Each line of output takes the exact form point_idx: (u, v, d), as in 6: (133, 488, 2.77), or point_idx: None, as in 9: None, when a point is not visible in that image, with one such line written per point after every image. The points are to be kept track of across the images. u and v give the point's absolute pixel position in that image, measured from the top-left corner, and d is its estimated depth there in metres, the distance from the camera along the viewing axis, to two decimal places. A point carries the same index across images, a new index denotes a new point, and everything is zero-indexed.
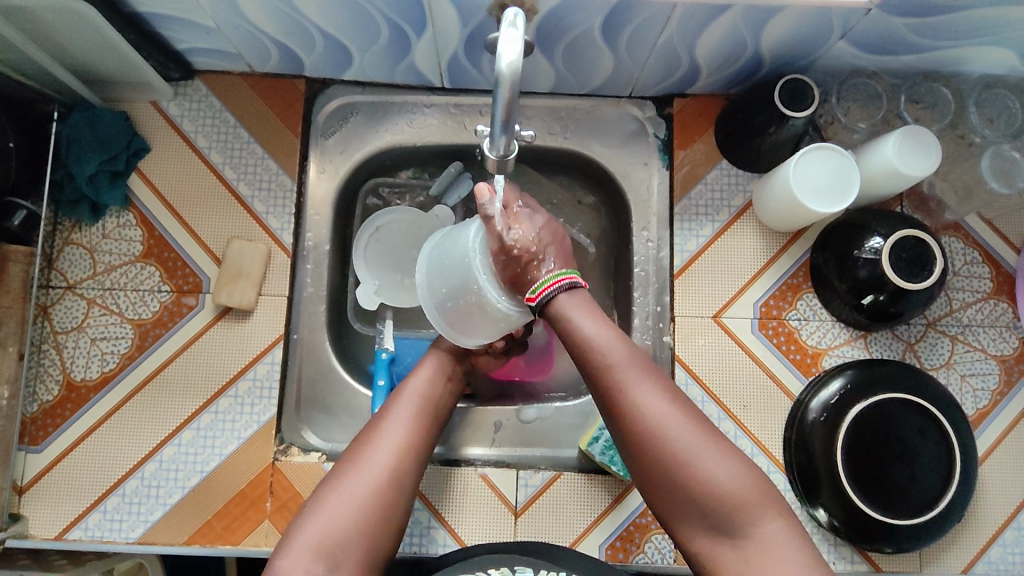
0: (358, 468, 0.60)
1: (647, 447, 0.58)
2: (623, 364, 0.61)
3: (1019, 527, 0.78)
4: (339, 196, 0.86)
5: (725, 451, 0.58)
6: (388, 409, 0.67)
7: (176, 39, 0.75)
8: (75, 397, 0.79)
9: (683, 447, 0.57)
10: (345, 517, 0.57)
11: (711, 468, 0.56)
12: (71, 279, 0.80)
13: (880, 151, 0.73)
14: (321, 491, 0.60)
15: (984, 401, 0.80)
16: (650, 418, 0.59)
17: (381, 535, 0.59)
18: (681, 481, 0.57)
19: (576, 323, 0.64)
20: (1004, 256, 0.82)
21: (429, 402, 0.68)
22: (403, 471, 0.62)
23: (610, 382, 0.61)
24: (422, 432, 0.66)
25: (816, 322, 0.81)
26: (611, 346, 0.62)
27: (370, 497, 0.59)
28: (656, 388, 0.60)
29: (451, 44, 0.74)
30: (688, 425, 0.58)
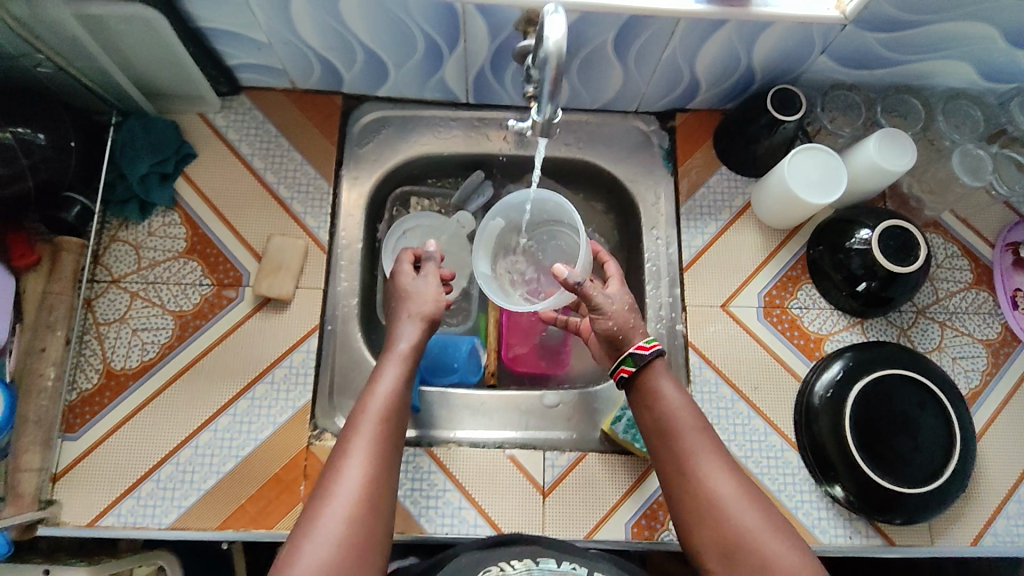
0: (332, 490, 0.59)
1: (710, 516, 0.61)
2: (696, 432, 0.67)
3: (1020, 500, 0.82)
4: (370, 199, 0.92)
5: (789, 538, 0.59)
6: (353, 429, 0.64)
7: (229, 55, 0.83)
8: (114, 385, 0.81)
9: (748, 522, 0.60)
10: (329, 556, 0.55)
11: (773, 545, 0.58)
12: (115, 273, 0.84)
13: (863, 151, 0.82)
14: (300, 529, 0.57)
15: (976, 381, 0.85)
16: (716, 488, 0.63)
17: (369, 570, 0.56)
18: (736, 552, 0.59)
19: (661, 392, 0.69)
20: (981, 250, 0.90)
21: (392, 415, 0.66)
22: (377, 490, 0.60)
23: (681, 450, 0.66)
24: (388, 449, 0.63)
25: (816, 310, 0.88)
26: (688, 419, 0.67)
27: (349, 531, 0.57)
28: (723, 464, 0.64)
29: (480, 59, 0.82)
30: (749, 500, 0.62)
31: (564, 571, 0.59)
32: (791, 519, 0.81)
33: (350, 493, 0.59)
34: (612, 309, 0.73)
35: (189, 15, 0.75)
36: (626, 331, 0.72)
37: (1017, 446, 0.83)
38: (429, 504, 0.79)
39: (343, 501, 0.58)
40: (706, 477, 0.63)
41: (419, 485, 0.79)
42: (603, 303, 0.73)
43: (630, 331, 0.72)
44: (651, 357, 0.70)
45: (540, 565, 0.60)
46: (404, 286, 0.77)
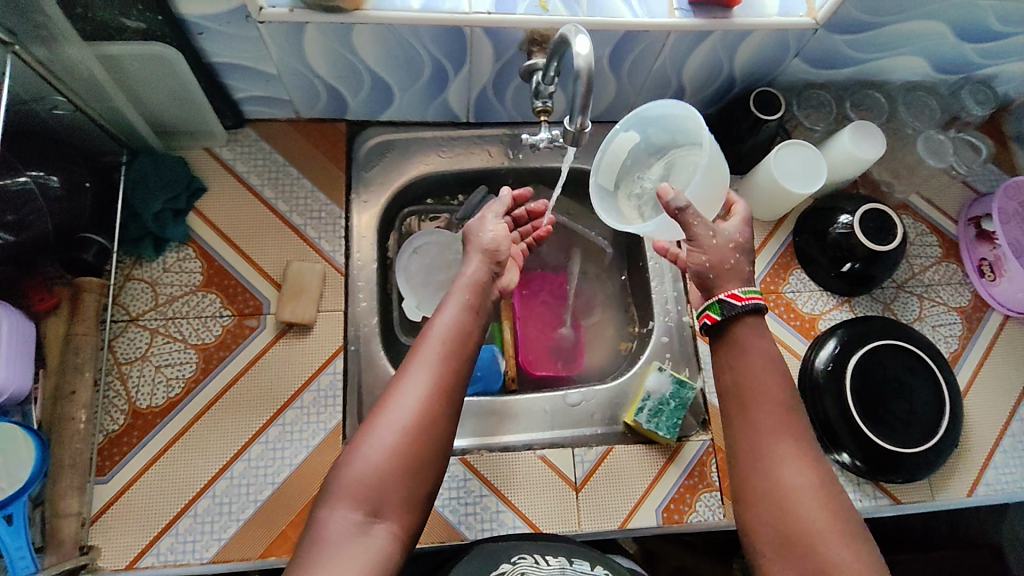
0: (392, 409, 0.61)
1: (774, 507, 0.59)
2: (778, 413, 0.63)
3: (1005, 450, 0.90)
4: (381, 219, 0.95)
5: (854, 539, 0.57)
6: (418, 348, 0.65)
7: (237, 88, 0.86)
8: (142, 423, 0.81)
9: (813, 517, 0.58)
10: (380, 463, 0.58)
11: (835, 546, 0.56)
12: (133, 312, 0.84)
13: (838, 141, 0.90)
14: (357, 435, 0.60)
15: (955, 345, 0.93)
16: (787, 478, 0.60)
17: (418, 481, 0.59)
18: (795, 547, 0.57)
19: (746, 361, 0.65)
20: (947, 227, 0.99)
21: (457, 337, 0.67)
22: (438, 413, 0.61)
23: (757, 429, 0.63)
24: (455, 367, 0.64)
25: (808, 293, 0.95)
26: (771, 399, 0.63)
27: (403, 443, 0.59)
28: (799, 454, 0.61)
29: (482, 79, 0.87)
30: (819, 494, 0.59)
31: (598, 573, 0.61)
32: None
33: (411, 408, 0.61)
34: (710, 244, 0.69)
35: (202, 51, 0.78)
36: (717, 271, 0.68)
37: (997, 401, 0.92)
38: (468, 511, 0.81)
39: (401, 415, 0.60)
40: (779, 463, 0.60)
41: (456, 492, 0.82)
42: (700, 234, 0.69)
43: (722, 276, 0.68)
44: (741, 308, 0.66)
45: (574, 566, 0.62)
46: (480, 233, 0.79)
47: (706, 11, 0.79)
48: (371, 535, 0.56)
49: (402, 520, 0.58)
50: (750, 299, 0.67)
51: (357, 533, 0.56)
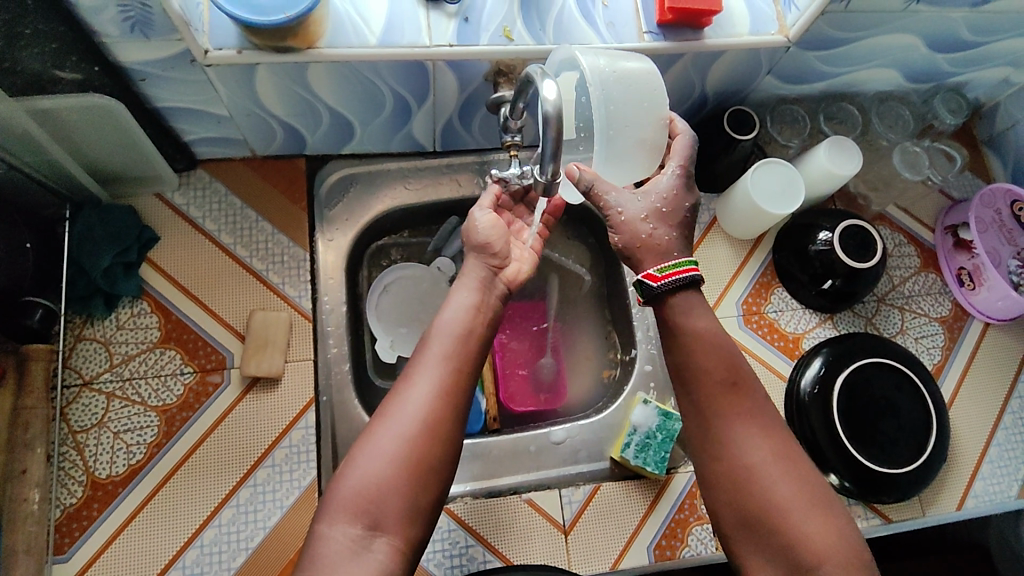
0: (390, 419, 0.59)
1: (735, 488, 0.61)
2: (727, 391, 0.63)
3: (992, 460, 0.89)
4: (348, 259, 0.91)
5: (818, 509, 0.59)
6: (420, 358, 0.64)
7: (185, 131, 0.81)
8: (102, 495, 0.76)
9: (774, 492, 0.59)
10: (382, 472, 0.57)
11: (799, 517, 0.58)
12: (86, 375, 0.79)
13: (815, 158, 0.88)
14: (357, 445, 0.59)
15: (938, 356, 0.92)
16: (745, 458, 0.61)
17: (421, 490, 0.58)
18: (760, 524, 0.59)
19: (691, 343, 0.65)
20: (924, 236, 0.97)
21: (460, 345, 0.65)
22: (439, 422, 0.60)
23: (710, 412, 0.64)
24: (455, 377, 0.63)
25: (790, 311, 0.93)
26: (718, 376, 0.64)
27: (405, 451, 0.58)
28: (754, 431, 0.62)
29: (447, 111, 0.83)
30: (780, 470, 0.60)
31: None
32: None
33: (411, 417, 0.60)
34: (623, 222, 0.66)
35: (145, 97, 0.73)
36: (633, 250, 0.67)
37: (982, 411, 0.91)
38: (454, 563, 0.78)
39: (402, 423, 0.59)
40: (733, 445, 0.62)
41: (441, 545, 0.78)
42: (613, 214, 0.66)
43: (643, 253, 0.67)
44: (661, 288, 0.65)
45: None
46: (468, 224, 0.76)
47: (676, 34, 0.76)
48: (371, 549, 0.55)
49: (403, 533, 0.57)
50: (668, 277, 0.65)
51: (356, 547, 0.54)
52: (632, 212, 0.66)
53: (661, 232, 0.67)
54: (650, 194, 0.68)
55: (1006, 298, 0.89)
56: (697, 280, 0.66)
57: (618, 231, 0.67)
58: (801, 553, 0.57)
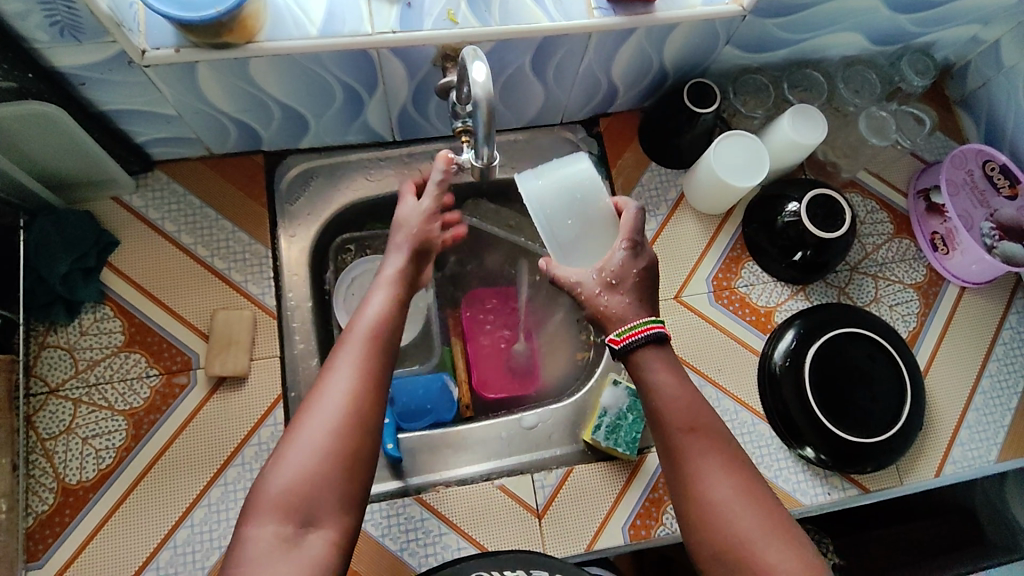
0: (314, 414, 0.59)
1: (707, 524, 0.60)
2: (690, 430, 0.65)
3: (970, 426, 0.87)
4: (312, 254, 0.90)
5: (785, 542, 0.59)
6: (341, 348, 0.64)
7: (136, 133, 0.80)
8: (73, 500, 0.76)
9: (742, 526, 0.59)
10: (311, 464, 0.57)
11: (766, 548, 0.58)
12: (52, 383, 0.79)
13: (778, 128, 0.86)
14: (284, 442, 0.59)
15: (913, 323, 0.91)
16: (713, 495, 0.61)
17: (353, 478, 0.59)
18: (732, 560, 0.59)
19: (655, 385, 0.67)
20: (897, 202, 0.95)
21: (383, 333, 0.66)
22: (361, 412, 0.60)
23: (678, 451, 0.64)
24: (377, 366, 0.63)
25: (761, 285, 0.91)
26: (683, 414, 0.65)
27: (333, 441, 0.58)
28: (721, 468, 0.63)
29: (400, 98, 0.82)
30: (747, 503, 0.61)
31: None
32: (774, 488, 0.83)
33: (332, 410, 0.60)
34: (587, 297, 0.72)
35: (87, 100, 0.73)
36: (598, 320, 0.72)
37: (961, 375, 0.89)
38: (428, 551, 0.77)
39: (325, 417, 0.59)
40: (701, 482, 0.62)
41: (414, 535, 0.78)
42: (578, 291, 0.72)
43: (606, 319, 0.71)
44: (625, 349, 0.69)
45: None
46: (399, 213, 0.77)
47: (627, 8, 0.74)
48: (304, 544, 0.55)
49: (337, 524, 0.57)
50: (628, 339, 0.69)
51: (288, 543, 0.55)
52: (591, 290, 0.72)
53: (614, 302, 0.71)
54: (605, 268, 0.72)
55: (982, 263, 0.88)
56: (661, 336, 0.69)
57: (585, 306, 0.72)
58: None
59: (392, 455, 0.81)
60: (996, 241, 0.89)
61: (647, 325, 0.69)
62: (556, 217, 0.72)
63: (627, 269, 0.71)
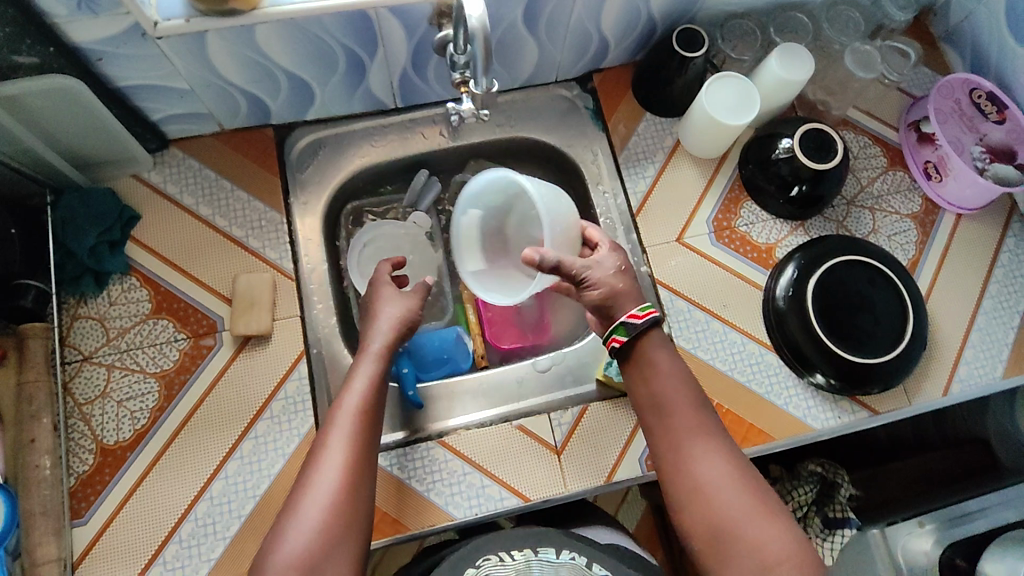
0: (311, 491, 0.62)
1: (699, 504, 0.64)
2: (678, 415, 0.69)
3: (974, 346, 0.89)
4: (324, 219, 0.94)
5: (773, 517, 0.63)
6: (331, 425, 0.67)
7: (152, 109, 0.85)
8: (112, 460, 0.79)
9: (732, 503, 0.63)
10: (309, 545, 0.60)
11: (755, 523, 0.62)
12: (86, 351, 0.83)
13: (767, 69, 0.89)
14: (281, 522, 0.62)
15: (912, 251, 0.92)
16: (703, 473, 0.65)
17: (348, 553, 0.61)
18: (726, 536, 0.62)
19: (654, 368, 0.70)
20: (889, 136, 0.98)
21: (369, 409, 0.69)
22: (354, 491, 0.64)
23: (672, 435, 0.68)
24: (365, 444, 0.67)
25: (761, 223, 0.93)
26: (676, 397, 0.69)
27: (331, 520, 0.61)
28: (709, 448, 0.66)
29: (400, 61, 0.86)
30: (735, 481, 0.65)
31: (563, 561, 0.64)
32: (784, 414, 0.85)
33: (327, 488, 0.63)
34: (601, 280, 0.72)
35: (105, 76, 0.77)
36: (612, 301, 0.72)
37: (962, 298, 0.91)
38: (453, 490, 0.80)
39: (322, 495, 0.62)
40: (693, 461, 0.66)
41: (439, 476, 0.81)
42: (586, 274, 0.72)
43: (621, 300, 0.72)
44: (644, 325, 0.70)
45: (540, 556, 0.64)
46: (382, 292, 0.81)
47: None
48: None
49: None
50: (648, 314, 0.70)
51: None
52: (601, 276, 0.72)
53: (625, 283, 0.73)
54: (609, 257, 0.75)
55: (974, 186, 0.89)
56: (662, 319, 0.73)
57: (596, 288, 0.72)
58: (764, 558, 0.61)
59: (413, 400, 0.84)
60: (988, 164, 0.91)
61: (654, 304, 0.72)
62: (556, 221, 0.76)
63: (621, 260, 0.76)
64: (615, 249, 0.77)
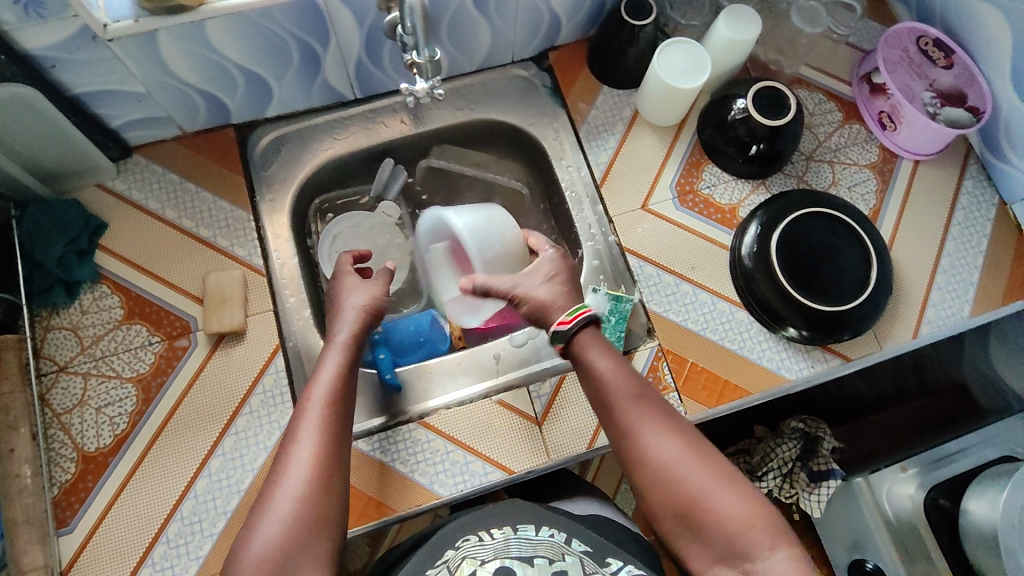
0: (282, 482, 0.62)
1: (660, 485, 0.64)
2: (626, 402, 0.68)
3: (940, 288, 0.90)
4: (292, 214, 0.95)
5: (731, 487, 0.63)
6: (301, 416, 0.67)
7: (110, 115, 0.85)
8: (94, 466, 0.79)
9: (689, 479, 0.63)
10: (282, 535, 0.59)
11: (714, 496, 0.62)
12: (61, 361, 0.83)
13: (716, 33, 0.90)
14: (254, 515, 0.61)
15: (873, 200, 0.94)
16: (658, 454, 0.65)
17: (321, 542, 0.60)
18: (687, 513, 0.63)
19: (592, 363, 0.71)
20: (843, 91, 0.99)
21: (340, 397, 0.69)
22: (327, 477, 0.63)
23: (622, 422, 0.68)
24: (336, 431, 0.66)
25: (723, 184, 0.95)
26: (620, 387, 0.69)
27: (302, 509, 0.60)
28: (661, 429, 0.66)
29: (354, 49, 0.87)
30: (691, 457, 0.65)
31: (543, 538, 0.63)
32: (759, 368, 0.86)
33: (298, 477, 0.62)
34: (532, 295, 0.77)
35: (60, 84, 0.78)
36: (543, 313, 0.76)
37: (925, 242, 0.92)
38: (438, 468, 0.80)
39: (292, 485, 0.61)
40: (646, 444, 0.66)
41: (422, 456, 0.81)
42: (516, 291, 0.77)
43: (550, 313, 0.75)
44: (573, 329, 0.72)
45: (519, 533, 0.63)
46: (346, 285, 0.81)
47: None
48: None
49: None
50: (576, 318, 0.72)
51: None
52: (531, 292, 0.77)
53: (555, 293, 0.76)
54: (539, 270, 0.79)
55: (929, 131, 0.91)
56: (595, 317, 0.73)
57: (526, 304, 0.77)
58: (725, 528, 0.61)
59: (392, 383, 0.85)
60: (939, 109, 0.93)
61: (588, 306, 0.73)
62: (486, 241, 0.86)
63: (558, 264, 0.80)
64: (546, 256, 0.80)
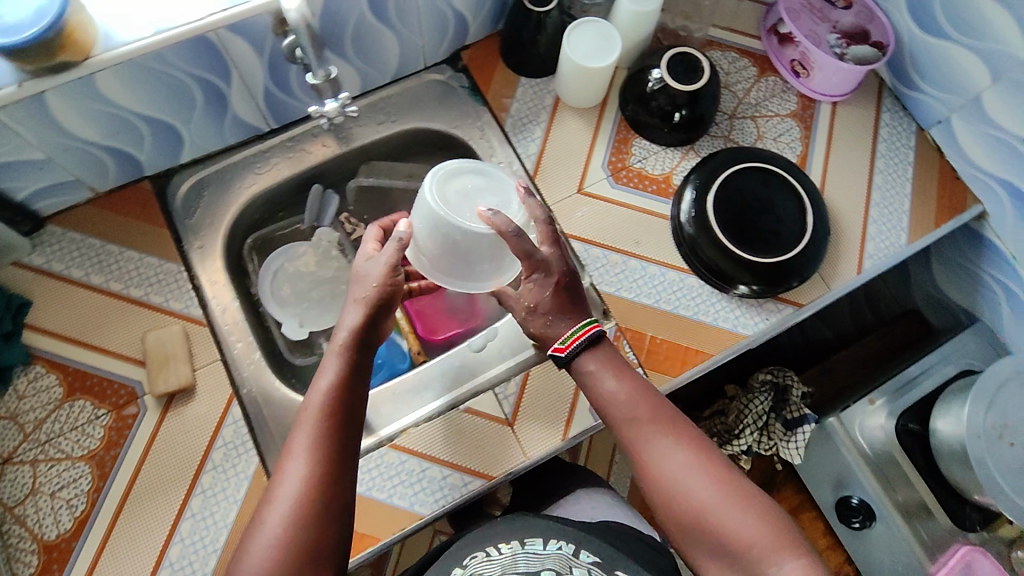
0: (266, 517, 0.59)
1: (670, 498, 0.64)
2: (635, 422, 0.69)
3: (876, 222, 0.92)
4: (224, 258, 0.92)
5: (741, 502, 0.62)
6: (292, 436, 0.63)
7: (13, 189, 0.81)
8: (58, 554, 0.75)
9: (699, 495, 0.63)
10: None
11: (725, 513, 0.62)
12: (4, 453, 0.78)
13: (620, 8, 0.90)
14: (241, 549, 0.59)
15: (799, 147, 0.95)
16: (666, 471, 0.65)
17: None
18: (699, 529, 0.63)
19: (599, 387, 0.71)
20: (754, 46, 1.01)
21: (335, 415, 0.63)
22: (314, 509, 0.59)
23: (631, 441, 0.68)
24: (330, 455, 0.62)
25: (653, 156, 0.95)
26: (628, 408, 0.69)
27: (284, 550, 0.57)
28: (670, 447, 0.66)
29: (259, 80, 0.85)
30: (700, 473, 0.64)
31: (551, 551, 0.61)
32: (716, 330, 0.87)
33: (282, 513, 0.59)
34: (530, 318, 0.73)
35: None
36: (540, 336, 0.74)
37: (855, 179, 0.94)
38: (416, 488, 0.79)
39: (275, 523, 0.58)
40: (655, 462, 0.66)
41: (398, 479, 0.79)
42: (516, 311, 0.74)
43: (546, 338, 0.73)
44: (570, 356, 0.71)
45: (526, 547, 0.62)
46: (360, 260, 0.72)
47: None
48: None
49: None
50: (573, 344, 0.71)
51: None
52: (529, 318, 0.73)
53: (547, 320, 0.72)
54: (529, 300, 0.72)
55: (840, 72, 0.93)
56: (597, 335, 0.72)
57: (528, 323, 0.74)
58: (736, 545, 0.61)
59: None
60: (845, 49, 0.94)
61: (584, 329, 0.71)
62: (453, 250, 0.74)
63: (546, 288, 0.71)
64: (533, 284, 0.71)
